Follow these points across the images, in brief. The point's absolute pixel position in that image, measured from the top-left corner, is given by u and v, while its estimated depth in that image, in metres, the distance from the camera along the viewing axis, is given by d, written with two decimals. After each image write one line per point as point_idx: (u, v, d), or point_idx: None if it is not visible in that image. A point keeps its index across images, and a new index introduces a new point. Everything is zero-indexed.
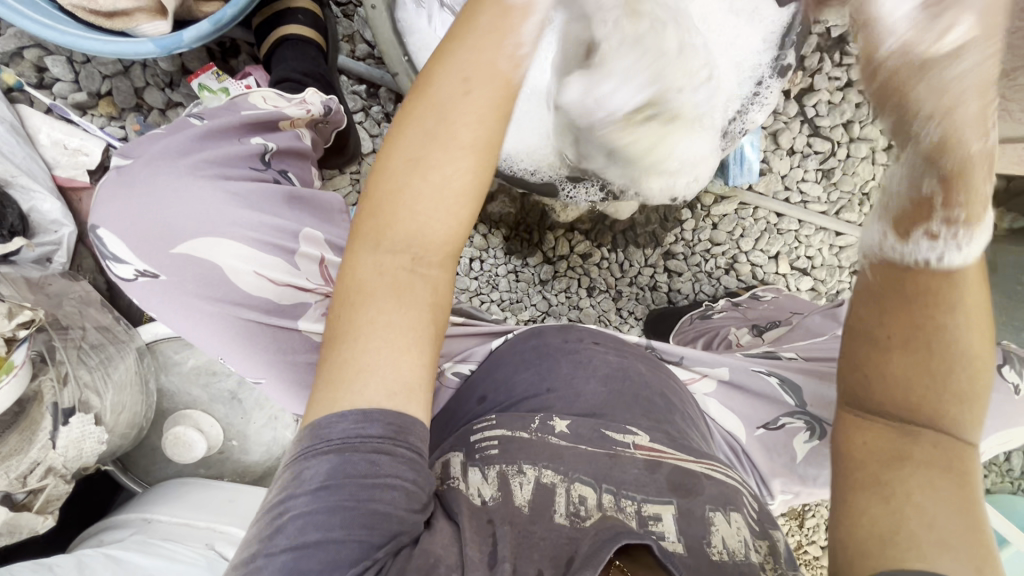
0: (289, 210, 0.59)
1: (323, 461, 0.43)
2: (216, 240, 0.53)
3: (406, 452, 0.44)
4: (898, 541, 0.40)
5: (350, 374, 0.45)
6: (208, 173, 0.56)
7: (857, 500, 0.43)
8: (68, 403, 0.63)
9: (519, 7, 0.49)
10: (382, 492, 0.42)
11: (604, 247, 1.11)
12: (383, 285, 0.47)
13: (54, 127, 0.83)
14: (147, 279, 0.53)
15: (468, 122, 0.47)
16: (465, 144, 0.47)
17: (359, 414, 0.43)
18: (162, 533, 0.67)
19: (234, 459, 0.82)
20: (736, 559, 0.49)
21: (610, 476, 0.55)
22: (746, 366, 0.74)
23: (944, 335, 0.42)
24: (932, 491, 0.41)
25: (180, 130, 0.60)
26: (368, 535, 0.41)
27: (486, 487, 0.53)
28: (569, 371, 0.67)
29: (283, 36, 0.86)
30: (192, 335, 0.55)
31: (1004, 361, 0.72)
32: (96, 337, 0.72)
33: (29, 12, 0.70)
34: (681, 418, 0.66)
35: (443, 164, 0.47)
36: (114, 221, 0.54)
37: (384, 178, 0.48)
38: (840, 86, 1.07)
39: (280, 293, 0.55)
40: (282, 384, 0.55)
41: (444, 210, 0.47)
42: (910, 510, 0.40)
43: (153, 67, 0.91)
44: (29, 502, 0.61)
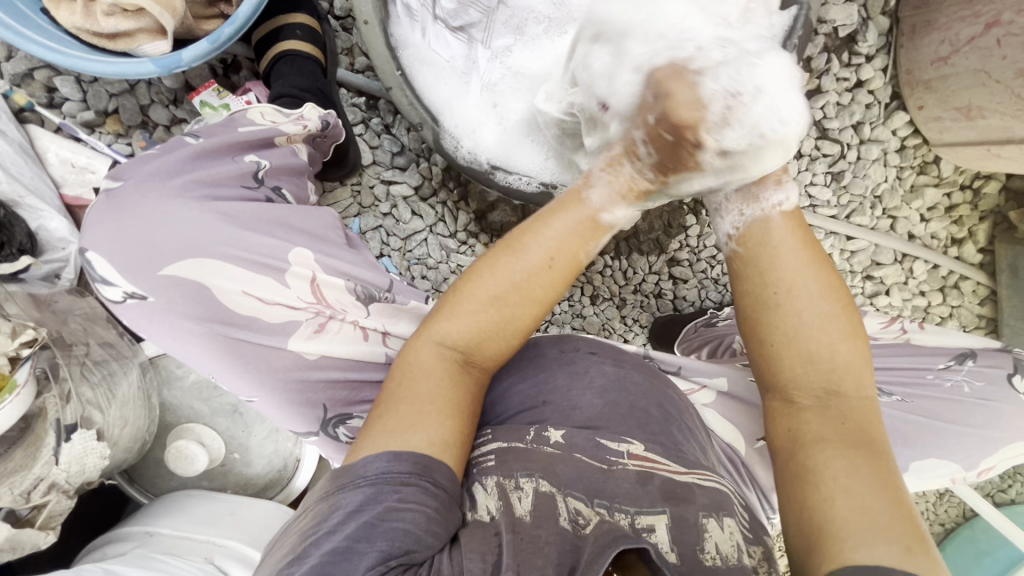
0: (279, 228, 0.59)
1: (355, 493, 0.49)
2: (205, 261, 0.54)
3: (429, 484, 0.50)
4: (844, 533, 0.48)
5: (397, 429, 0.52)
6: (197, 195, 0.57)
7: (807, 499, 0.52)
8: (71, 419, 0.64)
9: (605, 226, 0.56)
10: (402, 513, 0.48)
11: (607, 255, 1.10)
12: (440, 370, 0.55)
13: (63, 146, 0.86)
14: (136, 300, 0.54)
15: (557, 266, 0.55)
16: (533, 294, 0.55)
17: (393, 455, 0.50)
18: (163, 547, 0.68)
19: (237, 471, 0.83)
20: (729, 565, 0.51)
21: (603, 490, 0.55)
22: (744, 377, 0.73)
23: (799, 316, 0.56)
24: (858, 484, 0.51)
25: (175, 149, 0.60)
26: (387, 545, 0.46)
27: (490, 500, 0.54)
28: (565, 382, 0.66)
29: (283, 52, 0.86)
30: (182, 355, 0.55)
31: (1015, 370, 0.75)
32: (100, 353, 0.73)
33: (36, 37, 0.72)
34: (678, 428, 0.65)
35: (525, 303, 0.55)
36: (102, 243, 0.54)
37: (468, 284, 0.56)
38: (849, 87, 1.04)
39: (271, 313, 0.56)
40: (274, 401, 0.56)
41: (498, 329, 0.56)
42: (830, 492, 0.51)
43: (158, 85, 0.92)
44: (32, 518, 0.62)
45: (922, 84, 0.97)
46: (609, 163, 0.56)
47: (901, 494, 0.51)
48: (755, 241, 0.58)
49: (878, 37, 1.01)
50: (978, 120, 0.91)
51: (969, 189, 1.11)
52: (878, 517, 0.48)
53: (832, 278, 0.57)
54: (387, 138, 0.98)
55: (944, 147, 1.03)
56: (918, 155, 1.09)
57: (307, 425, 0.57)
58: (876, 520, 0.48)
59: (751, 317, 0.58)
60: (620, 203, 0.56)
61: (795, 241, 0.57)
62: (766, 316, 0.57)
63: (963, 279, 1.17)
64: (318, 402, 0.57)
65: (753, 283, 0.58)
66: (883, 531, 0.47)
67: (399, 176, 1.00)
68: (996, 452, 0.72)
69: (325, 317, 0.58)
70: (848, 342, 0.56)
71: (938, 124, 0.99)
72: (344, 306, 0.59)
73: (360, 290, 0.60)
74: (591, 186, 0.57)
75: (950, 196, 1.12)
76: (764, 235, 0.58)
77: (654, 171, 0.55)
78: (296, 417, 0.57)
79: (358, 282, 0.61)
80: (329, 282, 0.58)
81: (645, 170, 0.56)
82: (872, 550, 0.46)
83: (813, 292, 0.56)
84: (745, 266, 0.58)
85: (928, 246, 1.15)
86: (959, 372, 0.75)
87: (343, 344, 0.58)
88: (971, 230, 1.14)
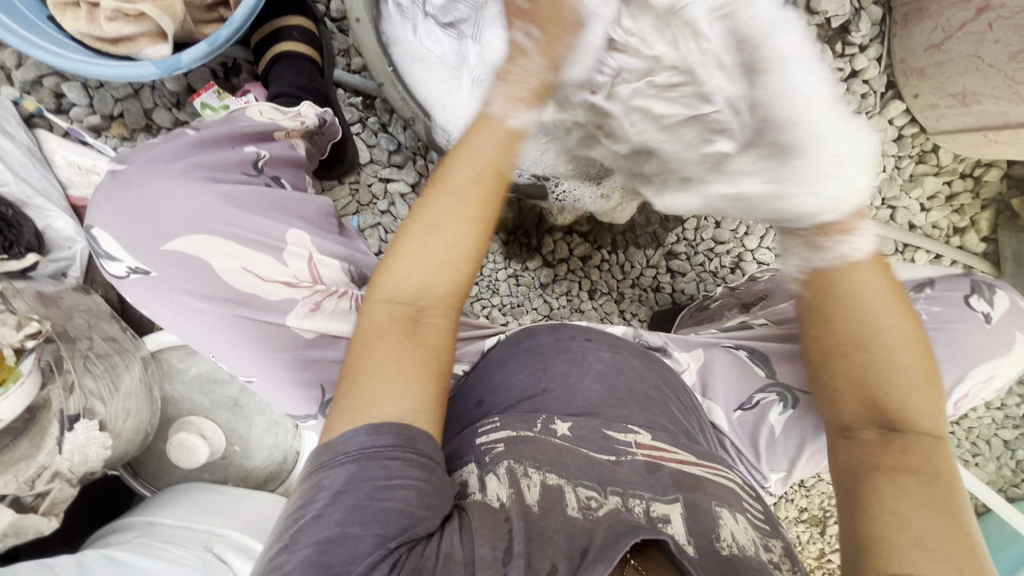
0: (278, 212, 0.61)
1: (341, 470, 0.48)
2: (206, 238, 0.56)
3: (414, 456, 0.49)
4: (893, 542, 0.45)
5: (365, 397, 0.51)
6: (198, 176, 0.58)
7: (859, 510, 0.49)
8: (73, 409, 0.66)
9: (513, 132, 0.59)
10: (393, 490, 0.47)
11: (604, 249, 1.10)
12: (393, 328, 0.55)
13: (69, 149, 0.88)
14: (139, 275, 0.56)
15: (476, 182, 0.57)
16: (462, 219, 0.56)
17: (371, 427, 0.50)
18: (163, 536, 0.69)
19: (237, 464, 0.84)
20: (745, 554, 0.51)
21: (615, 479, 0.55)
22: (716, 345, 0.76)
23: (877, 356, 0.53)
24: (919, 506, 0.47)
25: (175, 138, 0.61)
26: (382, 529, 0.46)
27: (501, 489, 0.53)
28: (564, 368, 0.67)
29: (281, 53, 0.89)
30: (181, 330, 0.57)
31: (972, 291, 0.70)
32: (103, 347, 0.75)
33: (42, 43, 0.75)
34: (673, 406, 0.67)
35: (458, 226, 0.56)
36: (108, 220, 0.56)
37: (404, 233, 0.57)
38: (844, 78, 1.03)
39: (269, 290, 0.56)
40: (272, 381, 0.57)
41: (443, 270, 0.56)
42: (887, 517, 0.47)
43: (161, 89, 0.95)
44: (36, 505, 0.64)
45: (916, 72, 0.97)
46: (501, 86, 0.61)
47: (963, 520, 0.47)
48: (838, 277, 0.55)
49: (871, 27, 1.01)
50: (974, 105, 0.91)
51: (969, 177, 1.10)
52: (931, 539, 0.45)
53: (905, 308, 0.54)
54: (383, 137, 1.00)
55: (941, 135, 1.02)
56: (916, 144, 1.08)
57: (304, 408, 0.58)
58: (926, 540, 0.45)
59: (824, 344, 0.55)
60: (517, 108, 0.61)
61: (877, 274, 0.54)
62: (845, 351, 0.54)
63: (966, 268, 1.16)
64: (317, 384, 0.57)
65: (824, 309, 0.55)
66: (936, 553, 0.44)
67: (396, 174, 1.01)
68: (965, 378, 0.67)
69: (321, 295, 0.59)
70: (925, 382, 0.52)
71: (934, 111, 0.99)
72: (339, 288, 0.61)
73: (353, 270, 0.64)
74: (490, 103, 0.61)
75: (950, 184, 1.11)
76: (849, 272, 0.55)
77: (540, 56, 0.63)
78: (292, 398, 0.58)
79: (352, 264, 0.64)
80: (325, 262, 0.61)
81: (531, 63, 0.63)
82: (916, 561, 0.44)
83: (884, 321, 0.53)
84: (823, 297, 0.56)
85: (929, 235, 1.14)
86: (918, 301, 0.70)
87: (340, 322, 0.59)
88: (973, 218, 1.13)
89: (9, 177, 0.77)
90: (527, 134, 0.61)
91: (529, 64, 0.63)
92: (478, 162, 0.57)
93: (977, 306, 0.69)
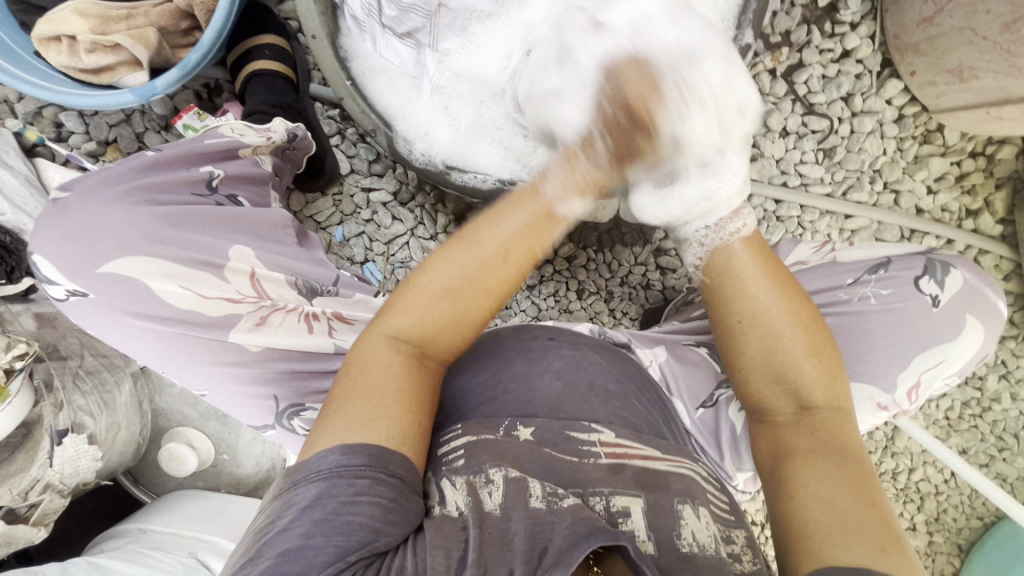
0: (222, 230, 0.64)
1: (308, 488, 0.47)
2: (139, 259, 0.58)
3: (384, 476, 0.48)
4: (822, 530, 0.50)
5: (353, 423, 0.50)
6: (135, 201, 0.60)
7: (789, 502, 0.54)
8: (63, 424, 0.70)
9: (558, 218, 0.57)
10: (358, 506, 0.46)
11: (589, 248, 1.09)
12: (393, 364, 0.55)
13: (66, 174, 0.93)
14: (78, 298, 0.58)
15: (512, 262, 0.56)
16: (488, 259, 0.56)
17: (345, 448, 0.49)
18: (153, 543, 0.73)
19: (227, 472, 0.88)
20: (706, 552, 0.50)
21: (573, 480, 0.54)
22: (679, 342, 0.79)
23: (772, 342, 0.60)
24: (839, 492, 0.53)
25: (127, 161, 0.63)
26: (343, 540, 0.45)
27: (459, 496, 0.52)
28: (521, 367, 0.66)
29: (254, 71, 0.91)
30: (126, 348, 0.59)
31: (924, 271, 0.73)
32: (94, 363, 0.79)
33: (29, 78, 0.79)
34: (635, 400, 0.67)
35: (479, 295, 0.57)
36: (47, 246, 0.57)
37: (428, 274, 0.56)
38: (835, 58, 0.99)
39: (209, 307, 0.59)
40: (221, 397, 0.60)
41: (453, 309, 0.56)
42: (808, 498, 0.53)
43: (150, 113, 0.99)
44: (28, 516, 0.68)
45: (911, 48, 0.92)
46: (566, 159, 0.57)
47: (874, 495, 0.53)
48: (724, 274, 0.63)
49: (861, 4, 0.97)
50: (972, 81, 0.85)
51: (980, 156, 1.02)
52: (851, 520, 0.50)
53: (799, 305, 0.61)
54: (363, 147, 1.01)
55: (943, 114, 0.96)
56: (918, 124, 1.02)
57: (262, 419, 0.62)
58: (849, 523, 0.50)
59: (736, 342, 0.62)
60: (573, 198, 0.57)
61: (760, 268, 0.62)
62: (746, 338, 0.61)
63: (982, 252, 1.07)
64: (270, 395, 0.61)
65: (727, 306, 0.62)
66: (859, 535, 0.49)
67: (377, 183, 1.02)
68: (908, 365, 0.71)
69: (266, 309, 0.62)
70: (815, 360, 0.60)
71: (933, 88, 0.93)
72: (285, 300, 0.65)
73: (301, 284, 0.67)
74: (547, 178, 0.57)
75: (960, 164, 1.03)
76: (735, 263, 0.63)
77: (609, 154, 0.56)
78: (249, 409, 0.61)
79: (299, 277, 0.68)
80: (268, 276, 0.64)
81: (599, 157, 0.56)
82: (845, 548, 0.48)
83: (780, 321, 0.60)
84: (719, 296, 0.63)
85: (939, 220, 1.06)
86: (868, 283, 0.74)
87: (285, 335, 0.62)
88: (987, 199, 1.05)
89: (7, 209, 0.85)
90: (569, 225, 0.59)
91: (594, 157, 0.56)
92: (512, 229, 0.56)
93: (927, 289, 0.73)
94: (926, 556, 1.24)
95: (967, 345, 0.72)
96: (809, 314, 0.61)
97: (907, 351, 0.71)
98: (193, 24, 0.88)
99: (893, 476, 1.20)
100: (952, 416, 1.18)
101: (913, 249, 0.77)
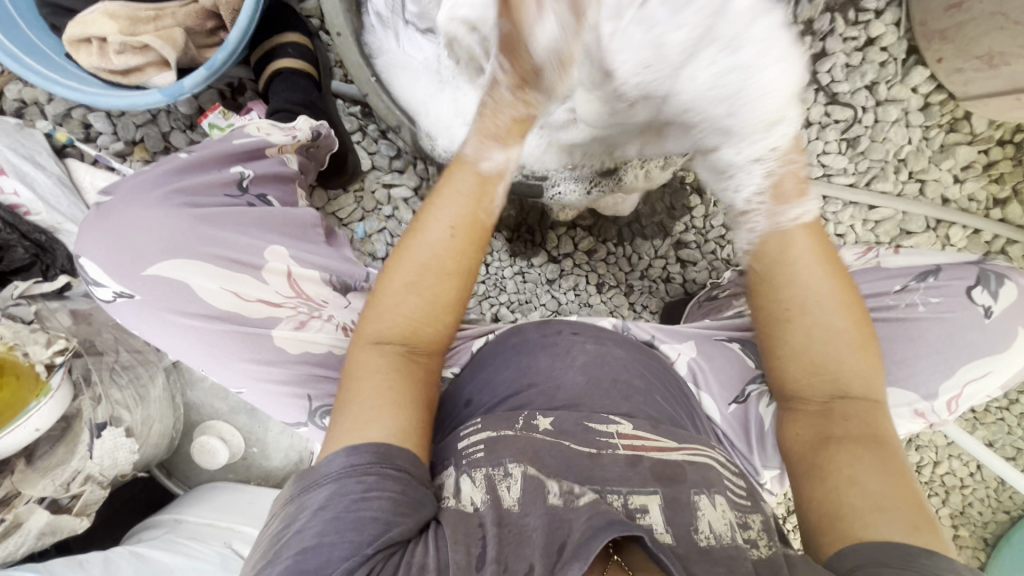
0: (254, 227, 0.65)
1: (320, 490, 0.48)
2: (183, 262, 0.59)
3: (393, 471, 0.49)
4: (857, 510, 0.51)
5: (354, 426, 0.52)
6: (176, 204, 0.62)
7: (823, 484, 0.54)
8: (102, 417, 0.72)
9: (491, 174, 0.57)
10: (369, 501, 0.47)
11: (609, 242, 1.09)
12: (383, 369, 0.55)
13: (97, 175, 0.95)
14: (124, 299, 0.59)
15: (460, 233, 0.56)
16: (445, 266, 0.56)
17: (351, 448, 0.50)
18: (189, 533, 0.75)
19: (257, 464, 0.90)
20: (723, 543, 0.50)
21: (593, 476, 0.54)
22: (709, 336, 0.78)
23: (819, 339, 0.58)
24: (875, 477, 0.53)
25: (164, 164, 0.65)
26: (358, 535, 0.46)
27: (477, 492, 0.52)
28: (548, 364, 0.66)
29: (276, 71, 0.92)
30: (169, 346, 0.61)
31: (976, 282, 0.72)
32: (128, 358, 0.80)
33: (62, 79, 0.81)
34: (665, 397, 0.67)
35: (439, 279, 0.56)
36: (94, 248, 0.59)
37: (389, 299, 0.57)
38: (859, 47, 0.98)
39: (246, 308, 0.61)
40: (260, 393, 0.62)
41: (431, 315, 0.57)
42: (844, 481, 0.53)
43: (175, 113, 1.00)
44: (70, 506, 0.71)
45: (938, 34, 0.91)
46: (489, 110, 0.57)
47: (908, 480, 0.53)
48: (769, 256, 0.59)
49: None
50: (1002, 67, 0.84)
51: (1009, 144, 1.00)
52: (888, 500, 0.51)
53: (848, 294, 0.58)
54: (383, 143, 1.02)
55: (973, 102, 0.94)
56: (945, 112, 1.00)
57: (297, 416, 0.63)
58: (883, 502, 0.51)
59: (777, 323, 0.59)
60: (491, 149, 0.58)
61: (817, 254, 0.58)
62: (790, 322, 0.58)
63: (1009, 242, 1.04)
64: (304, 393, 0.62)
65: (767, 287, 0.59)
66: (891, 512, 0.50)
67: (398, 179, 1.03)
68: (952, 376, 0.71)
69: (305, 314, 0.64)
70: (858, 351, 0.58)
71: (961, 76, 0.92)
72: (321, 300, 0.66)
73: (331, 281, 0.68)
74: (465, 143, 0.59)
75: (987, 153, 1.01)
76: (786, 247, 0.58)
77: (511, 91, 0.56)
78: (284, 410, 0.63)
79: (331, 274, 0.69)
80: (304, 275, 0.65)
81: (506, 99, 0.57)
82: (883, 528, 0.49)
83: (828, 313, 0.58)
84: (764, 274, 0.59)
85: (965, 210, 1.04)
86: (915, 290, 0.73)
87: (325, 334, 0.64)
88: (1015, 188, 1.02)
89: (41, 208, 0.87)
90: (506, 175, 0.59)
91: (505, 102, 0.57)
92: (446, 227, 0.56)
93: (977, 300, 0.71)
94: None
95: (1020, 356, 0.71)
96: (856, 311, 0.59)
97: (958, 367, 0.70)
98: (218, 24, 0.89)
99: (918, 468, 1.19)
100: (978, 408, 1.17)
101: (960, 254, 0.76)
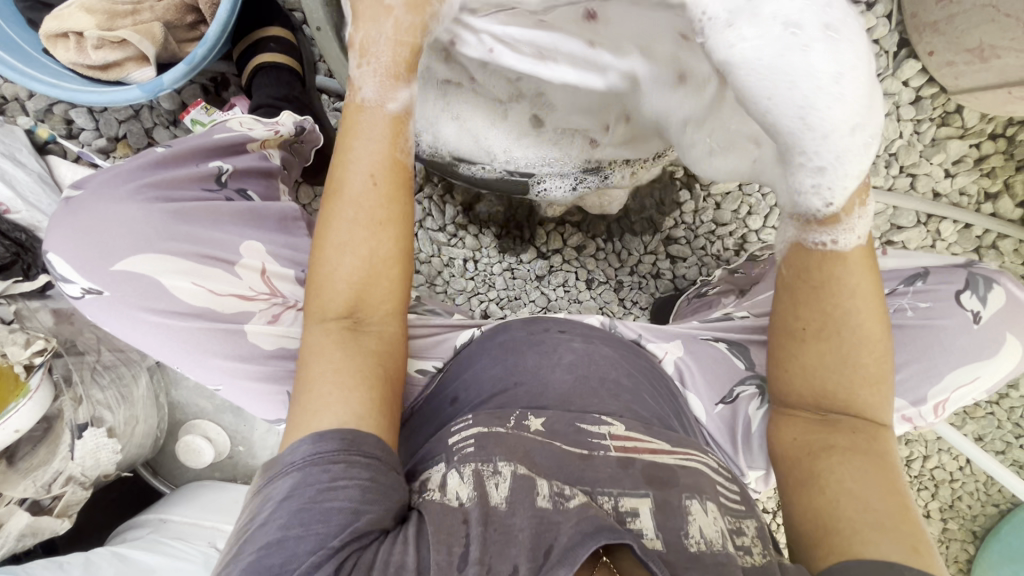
0: (227, 225, 0.64)
1: (285, 479, 0.48)
2: (154, 257, 0.58)
3: (359, 458, 0.49)
4: (855, 526, 0.51)
5: (304, 416, 0.51)
6: (148, 198, 0.61)
7: (821, 495, 0.55)
8: (83, 418, 0.72)
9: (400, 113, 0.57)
10: (337, 491, 0.47)
11: (598, 237, 1.07)
12: (332, 340, 0.55)
13: (78, 171, 0.94)
14: (92, 296, 0.59)
15: (382, 178, 0.55)
16: (377, 219, 0.55)
17: (315, 436, 0.49)
18: (172, 533, 0.75)
19: (244, 462, 0.89)
20: (713, 549, 0.49)
21: (583, 477, 0.54)
22: (696, 336, 0.77)
23: (845, 352, 0.57)
24: (874, 494, 0.53)
25: (139, 156, 0.64)
26: (324, 527, 0.45)
27: (463, 488, 0.51)
28: (535, 362, 0.65)
29: (258, 66, 0.91)
30: (142, 345, 0.61)
31: (966, 286, 0.71)
32: (110, 358, 0.80)
33: (38, 75, 0.80)
34: (648, 392, 0.67)
35: (370, 228, 0.55)
36: (60, 245, 0.58)
37: (331, 270, 0.56)
38: None
39: (221, 304, 0.61)
40: (237, 390, 0.62)
41: (373, 274, 0.56)
42: (837, 495, 0.54)
43: (158, 108, 0.99)
44: (52, 507, 0.70)
45: (930, 26, 0.89)
46: (361, 53, 0.56)
47: (904, 499, 0.54)
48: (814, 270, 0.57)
49: None
50: (993, 60, 0.83)
51: (1000, 138, 0.99)
52: (884, 518, 0.51)
53: (878, 312, 0.57)
54: None
55: (965, 94, 0.93)
56: (936, 106, 0.99)
57: (276, 413, 0.64)
58: (883, 520, 0.51)
59: (798, 336, 0.58)
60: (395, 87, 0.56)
61: (859, 273, 0.56)
62: (815, 337, 0.57)
63: (1000, 237, 1.04)
64: (284, 390, 0.63)
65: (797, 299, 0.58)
66: (890, 530, 0.50)
67: None
68: (942, 380, 0.70)
69: (278, 307, 0.64)
70: (874, 368, 0.57)
71: (952, 69, 0.90)
72: (295, 296, 0.66)
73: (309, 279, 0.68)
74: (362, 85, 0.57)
75: (978, 147, 1.00)
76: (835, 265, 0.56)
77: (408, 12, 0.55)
78: (264, 407, 0.63)
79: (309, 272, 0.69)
80: (278, 272, 0.65)
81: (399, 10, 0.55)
82: (877, 545, 0.49)
83: (853, 328, 0.56)
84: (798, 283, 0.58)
85: (956, 205, 1.04)
86: (905, 295, 0.73)
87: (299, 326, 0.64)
88: (1007, 182, 1.02)
89: (21, 207, 0.86)
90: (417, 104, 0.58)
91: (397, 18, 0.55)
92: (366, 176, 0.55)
93: (967, 305, 0.71)
94: (940, 542, 1.24)
95: (1008, 362, 0.70)
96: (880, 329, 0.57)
97: (942, 368, 0.70)
98: (198, 17, 0.87)
99: (908, 463, 1.19)
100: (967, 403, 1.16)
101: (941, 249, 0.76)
